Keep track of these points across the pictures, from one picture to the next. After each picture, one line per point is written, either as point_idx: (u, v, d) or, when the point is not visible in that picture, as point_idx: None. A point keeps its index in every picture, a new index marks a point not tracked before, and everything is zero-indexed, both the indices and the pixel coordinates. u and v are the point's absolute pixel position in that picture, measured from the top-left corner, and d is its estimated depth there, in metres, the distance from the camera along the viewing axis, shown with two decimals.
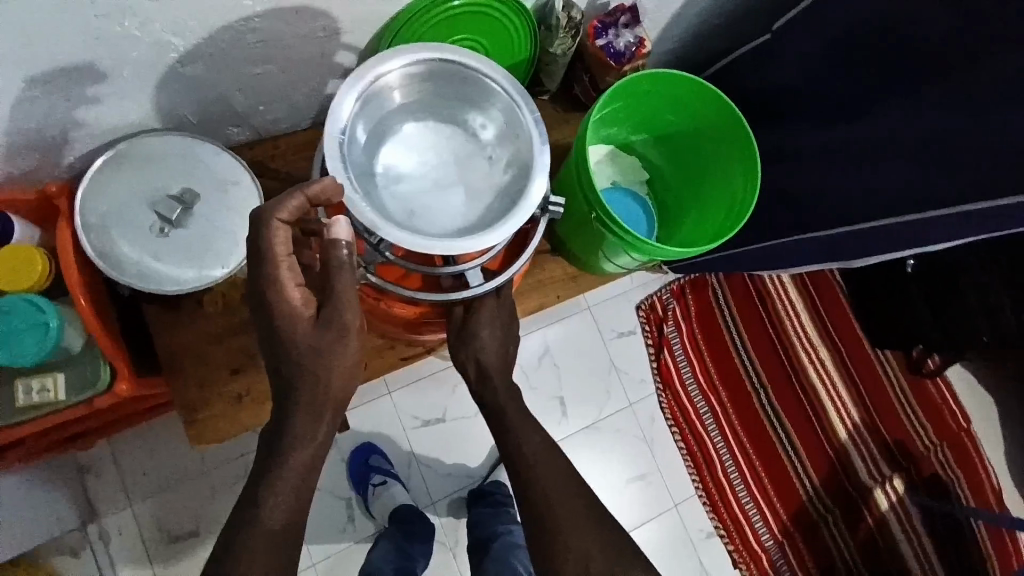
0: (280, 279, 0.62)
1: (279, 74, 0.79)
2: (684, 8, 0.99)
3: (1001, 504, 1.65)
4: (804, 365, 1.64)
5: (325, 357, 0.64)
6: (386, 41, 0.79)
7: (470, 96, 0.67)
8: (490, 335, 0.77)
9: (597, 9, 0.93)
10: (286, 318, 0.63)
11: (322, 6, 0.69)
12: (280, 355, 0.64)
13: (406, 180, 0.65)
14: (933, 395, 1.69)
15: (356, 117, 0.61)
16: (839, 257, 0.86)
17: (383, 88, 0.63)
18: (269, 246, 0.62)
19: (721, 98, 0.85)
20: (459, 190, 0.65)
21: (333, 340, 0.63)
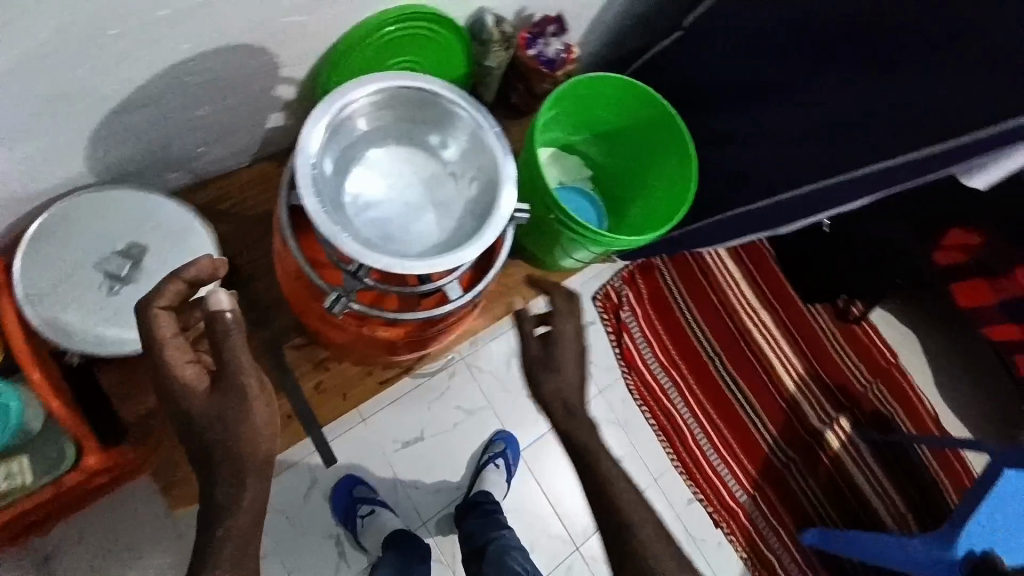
0: (165, 357, 0.62)
1: (217, 112, 0.77)
2: (602, 12, 1.05)
3: (937, 428, 1.84)
4: (750, 330, 1.77)
5: (240, 421, 0.62)
6: (326, 71, 0.79)
7: (431, 117, 0.68)
8: (570, 354, 0.83)
9: (524, 21, 0.96)
10: (181, 387, 0.62)
11: (260, 43, 0.69)
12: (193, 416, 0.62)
13: (377, 205, 0.67)
14: (862, 338, 1.87)
15: (323, 151, 0.62)
16: (771, 225, 0.95)
17: (347, 117, 0.64)
18: (152, 332, 0.62)
19: (649, 92, 0.91)
20: (428, 211, 0.68)
21: (237, 403, 0.62)
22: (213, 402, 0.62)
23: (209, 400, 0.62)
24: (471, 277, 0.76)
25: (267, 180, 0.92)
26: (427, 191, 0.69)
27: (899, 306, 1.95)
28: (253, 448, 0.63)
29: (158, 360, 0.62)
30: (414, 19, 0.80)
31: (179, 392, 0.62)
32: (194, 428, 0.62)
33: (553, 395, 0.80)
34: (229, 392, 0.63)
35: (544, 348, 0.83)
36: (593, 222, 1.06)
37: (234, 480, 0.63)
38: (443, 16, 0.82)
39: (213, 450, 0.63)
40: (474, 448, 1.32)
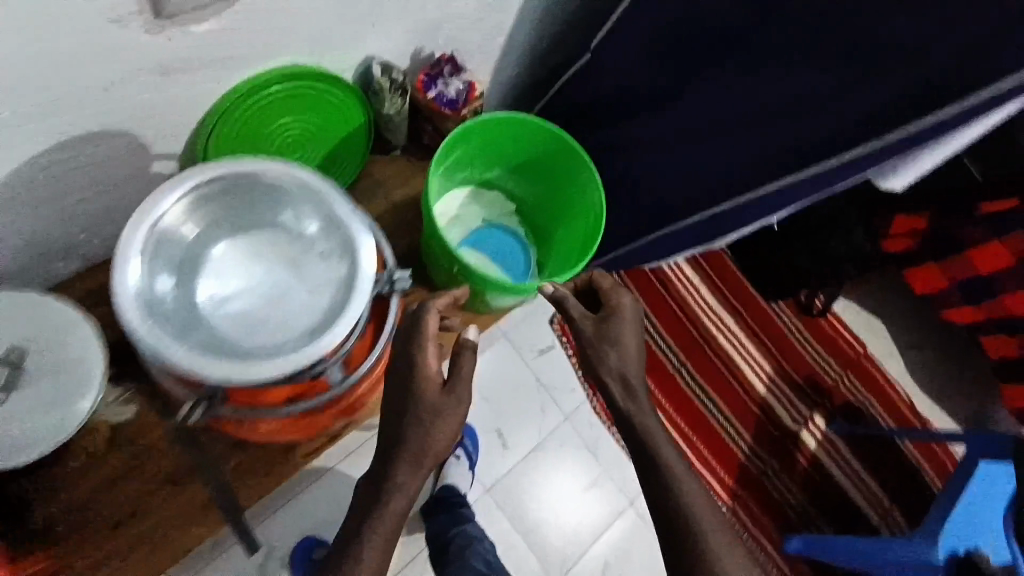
0: (426, 355, 0.77)
1: (89, 197, 0.72)
2: (507, 40, 1.03)
3: (915, 413, 1.82)
4: (714, 334, 1.75)
5: (439, 417, 0.76)
6: (203, 140, 0.74)
7: (269, 194, 0.65)
8: (627, 327, 0.76)
9: (423, 61, 0.93)
10: (423, 384, 0.76)
11: (117, 125, 0.65)
12: (396, 417, 0.77)
13: (237, 300, 0.63)
14: (827, 329, 1.86)
15: (152, 272, 0.59)
16: (710, 239, 0.91)
17: (170, 226, 0.61)
18: (422, 330, 0.79)
19: (543, 125, 0.89)
20: (296, 289, 0.64)
21: (454, 406, 0.76)
22: (439, 403, 0.76)
23: (438, 398, 0.76)
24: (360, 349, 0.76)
25: None
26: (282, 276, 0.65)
27: (863, 293, 1.92)
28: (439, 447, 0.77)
29: (415, 348, 0.78)
30: (295, 81, 0.77)
31: (421, 385, 0.76)
32: (416, 408, 0.76)
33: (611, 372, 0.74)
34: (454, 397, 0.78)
35: (597, 325, 0.76)
36: (514, 260, 1.04)
37: (411, 474, 0.76)
38: (327, 74, 0.79)
39: (397, 447, 0.76)
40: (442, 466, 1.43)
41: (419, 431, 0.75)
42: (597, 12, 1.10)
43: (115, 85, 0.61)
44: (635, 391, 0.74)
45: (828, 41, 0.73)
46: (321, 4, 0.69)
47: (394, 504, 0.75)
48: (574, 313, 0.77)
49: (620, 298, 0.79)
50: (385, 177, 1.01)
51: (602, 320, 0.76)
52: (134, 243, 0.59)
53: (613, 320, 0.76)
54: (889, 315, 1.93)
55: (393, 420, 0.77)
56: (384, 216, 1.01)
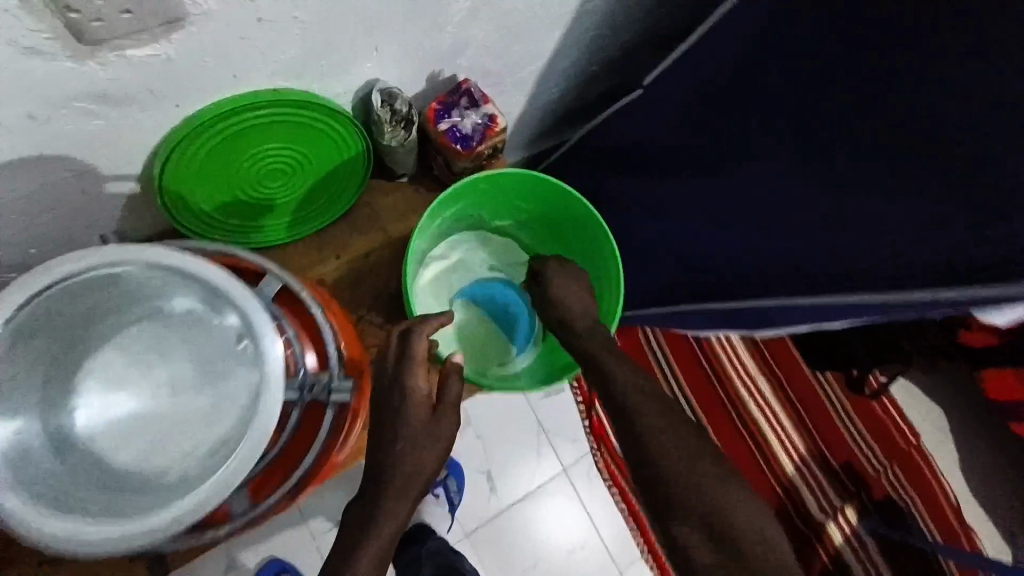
0: (415, 375, 0.66)
1: (31, 220, 0.63)
2: (547, 66, 0.89)
3: (962, 522, 1.61)
4: (744, 399, 1.57)
5: (431, 441, 0.64)
6: (159, 166, 0.64)
7: (135, 287, 0.54)
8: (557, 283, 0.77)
9: (440, 86, 0.80)
10: (411, 406, 0.65)
11: (53, 151, 0.56)
12: (383, 439, 0.64)
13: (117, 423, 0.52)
14: (878, 413, 1.64)
15: None
16: (740, 325, 0.79)
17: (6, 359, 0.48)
18: (411, 352, 0.68)
19: (562, 186, 0.78)
20: (190, 392, 0.53)
21: (447, 433, 0.65)
22: (430, 426, 0.65)
23: (429, 422, 0.65)
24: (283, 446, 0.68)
25: None
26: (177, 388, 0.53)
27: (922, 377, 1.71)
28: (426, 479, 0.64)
29: (400, 375, 0.67)
30: (273, 106, 0.65)
31: (409, 410, 0.65)
32: (402, 434, 0.63)
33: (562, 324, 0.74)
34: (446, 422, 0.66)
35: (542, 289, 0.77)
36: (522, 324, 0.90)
37: (399, 498, 0.61)
38: (313, 99, 0.66)
39: (383, 471, 0.62)
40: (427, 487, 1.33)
41: (405, 452, 0.63)
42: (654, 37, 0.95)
43: (39, 114, 0.51)
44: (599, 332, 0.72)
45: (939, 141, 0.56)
46: (301, 28, 0.57)
47: (380, 539, 0.60)
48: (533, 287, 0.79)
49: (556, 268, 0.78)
50: (385, 211, 0.87)
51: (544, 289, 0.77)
52: None
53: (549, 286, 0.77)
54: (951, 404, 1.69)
55: (379, 441, 0.64)
56: (379, 259, 0.85)
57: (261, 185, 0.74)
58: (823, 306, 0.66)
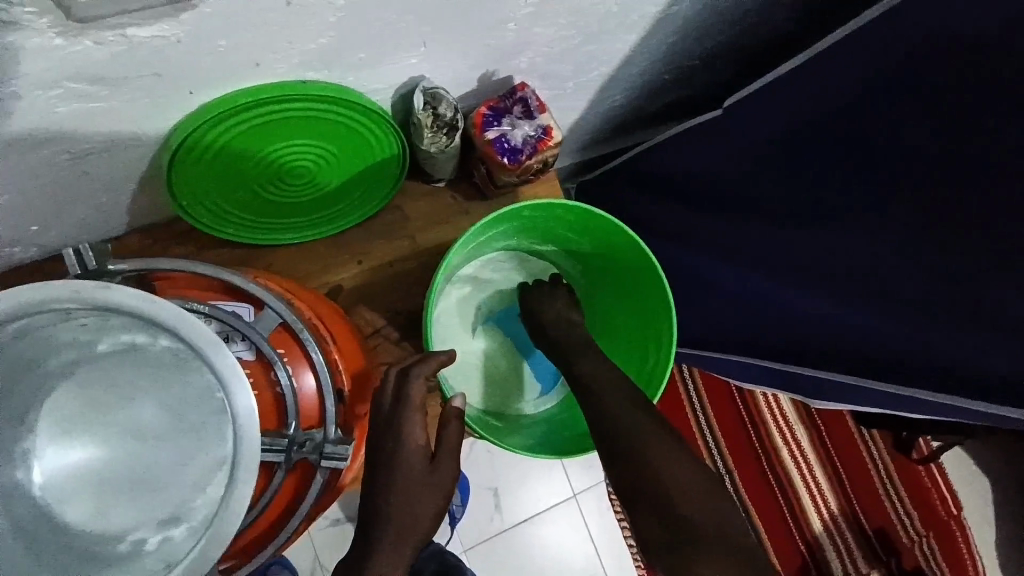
0: (411, 420, 0.58)
1: (26, 197, 0.57)
2: (616, 70, 0.77)
3: None
4: (776, 446, 1.46)
5: (426, 497, 0.57)
6: (169, 154, 0.57)
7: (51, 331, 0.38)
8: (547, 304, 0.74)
9: (491, 86, 0.70)
10: (406, 455, 0.57)
11: (48, 131, 0.50)
12: (371, 492, 0.56)
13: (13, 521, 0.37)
14: (922, 480, 1.50)
15: None
16: (798, 390, 0.77)
17: None
18: (408, 397, 0.60)
19: (616, 224, 0.68)
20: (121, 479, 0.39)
21: (445, 487, 0.58)
22: (427, 478, 0.57)
23: (425, 475, 0.58)
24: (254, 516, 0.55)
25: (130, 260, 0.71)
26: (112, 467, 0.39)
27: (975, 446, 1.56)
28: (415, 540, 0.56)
29: (394, 421, 0.59)
30: (300, 99, 0.56)
31: (403, 465, 0.57)
32: (395, 490, 0.56)
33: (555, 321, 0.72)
34: (444, 470, 0.59)
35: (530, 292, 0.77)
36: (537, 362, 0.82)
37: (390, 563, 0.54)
38: (345, 95, 0.58)
39: (371, 526, 0.55)
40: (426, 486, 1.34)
41: (398, 506, 0.56)
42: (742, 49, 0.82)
43: (27, 90, 0.44)
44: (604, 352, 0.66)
45: None
46: (337, 16, 0.48)
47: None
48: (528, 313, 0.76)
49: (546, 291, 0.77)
50: (415, 217, 0.79)
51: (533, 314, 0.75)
52: None
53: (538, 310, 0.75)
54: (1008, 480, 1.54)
55: (367, 493, 0.56)
56: (403, 271, 0.78)
57: (282, 181, 0.67)
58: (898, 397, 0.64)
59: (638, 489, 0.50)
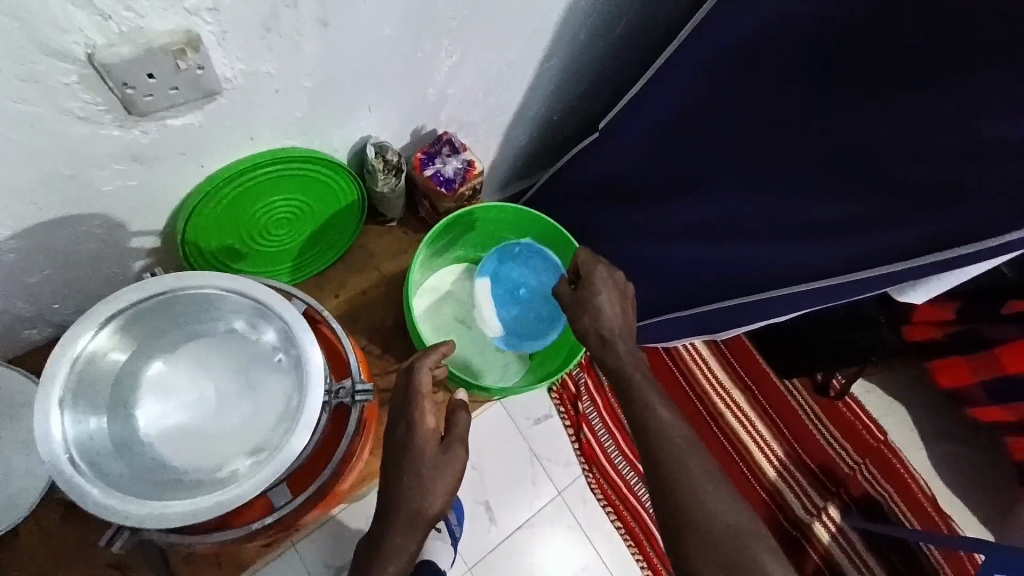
0: (422, 409, 0.71)
1: (61, 273, 0.71)
2: (513, 114, 1.01)
3: (948, 519, 1.63)
4: (720, 410, 1.68)
5: (438, 474, 0.68)
6: (183, 222, 0.73)
7: (200, 310, 0.63)
8: (608, 297, 0.80)
9: (422, 138, 0.91)
10: (420, 439, 0.70)
11: (88, 209, 0.64)
12: (391, 473, 0.69)
13: (173, 421, 0.61)
14: (846, 414, 1.71)
15: (78, 413, 0.56)
16: (708, 329, 0.94)
17: (94, 359, 0.58)
18: (417, 390, 0.72)
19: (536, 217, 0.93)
20: (238, 403, 0.62)
21: (454, 464, 0.69)
22: (438, 458, 0.69)
23: (436, 456, 0.69)
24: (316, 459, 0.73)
25: None
26: (225, 396, 0.63)
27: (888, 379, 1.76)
28: (430, 511, 0.68)
29: (409, 410, 0.71)
30: (282, 162, 0.74)
31: (417, 445, 0.69)
32: (410, 467, 0.68)
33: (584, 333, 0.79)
34: (452, 450, 0.70)
35: (574, 293, 0.81)
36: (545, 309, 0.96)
37: (404, 537, 0.67)
38: (319, 156, 0.77)
39: (394, 506, 0.68)
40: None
41: (415, 491, 0.68)
42: (602, 81, 1.08)
43: (82, 175, 0.60)
44: (629, 352, 0.78)
45: None
46: (307, 94, 0.68)
47: (396, 567, 0.67)
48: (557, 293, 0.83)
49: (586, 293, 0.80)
50: (380, 253, 0.97)
51: (578, 290, 0.81)
52: (55, 389, 0.55)
53: (595, 289, 0.80)
54: (927, 402, 1.75)
55: (389, 481, 0.69)
56: (375, 296, 0.95)
57: (268, 232, 0.82)
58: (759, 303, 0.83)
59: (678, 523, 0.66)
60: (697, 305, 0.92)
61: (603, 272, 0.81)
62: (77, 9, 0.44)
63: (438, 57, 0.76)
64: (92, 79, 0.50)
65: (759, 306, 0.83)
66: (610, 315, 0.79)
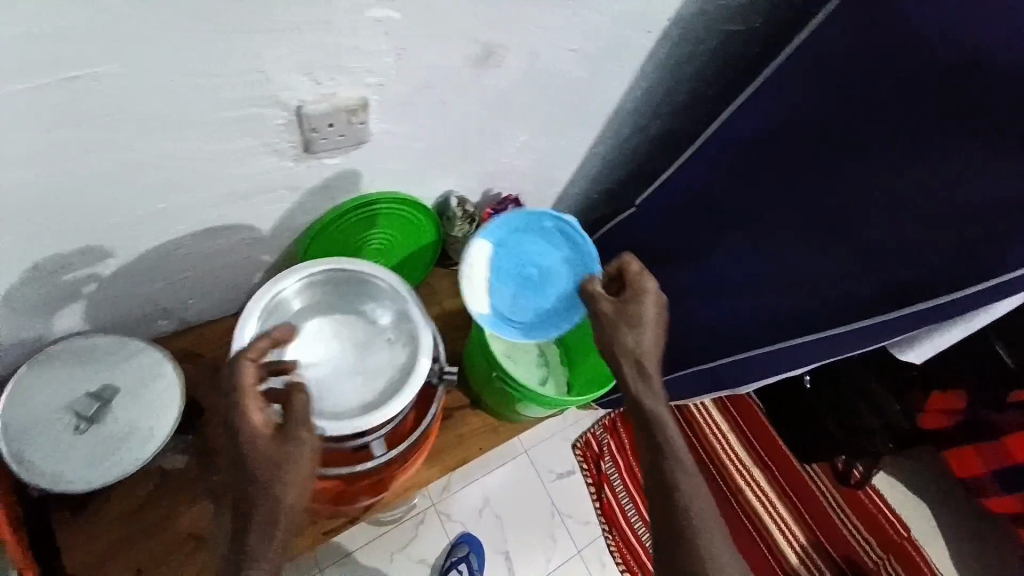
0: (245, 406, 0.60)
1: (204, 275, 0.88)
2: (564, 189, 1.21)
3: None
4: (740, 486, 1.60)
5: (282, 469, 0.59)
6: (304, 243, 0.91)
7: (359, 289, 0.80)
8: (653, 315, 0.75)
9: (491, 198, 1.11)
10: (252, 442, 0.60)
11: (246, 223, 0.82)
12: (239, 481, 0.60)
13: (312, 365, 0.75)
14: (867, 504, 1.62)
15: (261, 329, 0.72)
16: (724, 386, 1.06)
17: (283, 297, 0.75)
18: (239, 386, 0.61)
19: None
20: (358, 369, 0.76)
21: (302, 453, 0.60)
22: (280, 452, 0.60)
23: (275, 451, 0.60)
24: (401, 430, 0.84)
25: None
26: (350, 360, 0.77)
27: (913, 476, 1.70)
28: (282, 506, 0.60)
29: (230, 410, 0.61)
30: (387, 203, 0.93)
31: (249, 447, 0.59)
32: (248, 471, 0.59)
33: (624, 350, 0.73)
34: (296, 440, 0.61)
35: (617, 306, 0.76)
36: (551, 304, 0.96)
37: (267, 540, 0.60)
38: (414, 201, 0.97)
39: (249, 512, 0.60)
40: (438, 554, 1.44)
41: (264, 493, 0.59)
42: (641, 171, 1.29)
43: (257, 195, 0.77)
44: (651, 384, 0.74)
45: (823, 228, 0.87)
46: (417, 154, 0.88)
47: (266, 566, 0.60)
48: (594, 295, 0.78)
49: (624, 309, 0.76)
50: (442, 289, 1.14)
51: (625, 302, 0.76)
52: (255, 308, 0.72)
53: (641, 304, 0.75)
54: (962, 511, 1.67)
55: (240, 490, 0.60)
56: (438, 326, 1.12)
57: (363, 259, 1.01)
58: (774, 353, 0.95)
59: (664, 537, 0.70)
60: (710, 361, 1.06)
61: (653, 289, 0.76)
62: (298, 75, 0.64)
63: (513, 136, 0.97)
64: (294, 123, 0.69)
65: (773, 359, 0.96)
66: (649, 334, 0.74)
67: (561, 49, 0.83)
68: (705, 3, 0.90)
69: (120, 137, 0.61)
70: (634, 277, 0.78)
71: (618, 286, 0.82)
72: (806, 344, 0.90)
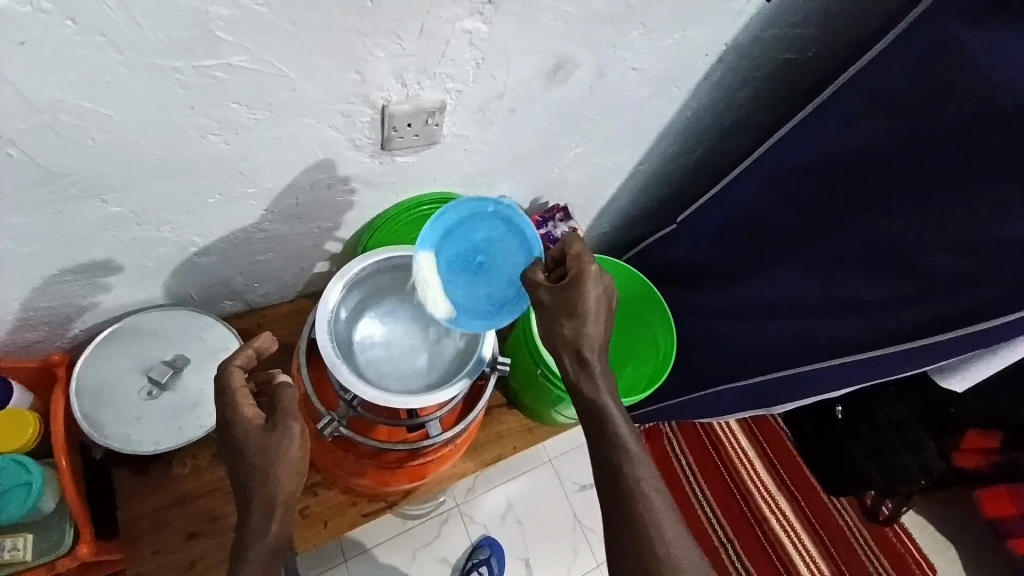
0: (235, 404, 0.64)
1: (273, 259, 0.93)
2: (609, 203, 1.25)
3: None
4: (766, 515, 1.48)
5: (272, 455, 0.61)
6: (366, 235, 0.96)
7: None
8: (596, 303, 0.69)
9: (539, 206, 1.15)
10: (243, 436, 0.62)
11: (319, 211, 0.87)
12: (239, 472, 0.62)
13: (379, 343, 0.81)
14: (895, 543, 1.52)
15: (340, 301, 0.78)
16: (763, 403, 1.04)
17: (362, 276, 0.80)
18: (227, 389, 0.65)
19: (633, 273, 1.14)
20: (420, 353, 0.81)
21: (288, 440, 0.62)
22: (268, 440, 0.62)
23: (263, 439, 0.62)
24: (453, 417, 0.86)
25: (300, 313, 1.06)
26: (413, 344, 0.82)
27: (947, 519, 1.64)
28: (279, 489, 0.62)
29: (222, 411, 0.64)
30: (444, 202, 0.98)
31: (241, 440, 0.62)
32: (242, 459, 0.62)
33: (564, 342, 0.69)
34: (282, 428, 0.63)
35: (555, 294, 0.70)
36: (505, 292, 0.79)
37: (264, 525, 0.61)
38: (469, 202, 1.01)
39: (248, 499, 0.62)
40: (459, 554, 1.45)
41: (259, 479, 0.61)
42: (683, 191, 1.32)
43: (334, 184, 0.83)
44: (598, 375, 0.70)
45: (872, 251, 0.89)
46: (479, 158, 0.92)
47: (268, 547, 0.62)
48: (535, 283, 0.72)
49: (560, 296, 0.70)
50: None
51: (561, 287, 0.70)
52: (338, 282, 0.77)
53: (578, 292, 0.69)
54: (993, 560, 1.62)
55: (238, 479, 0.63)
56: None
57: None
58: (817, 370, 0.94)
59: (619, 534, 0.66)
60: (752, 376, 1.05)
61: (593, 273, 0.69)
62: (392, 78, 0.70)
63: (568, 149, 1.01)
64: (377, 121, 0.75)
65: (817, 376, 0.95)
66: (590, 325, 0.68)
67: (625, 67, 0.87)
68: (764, 30, 0.94)
69: (228, 119, 0.66)
70: (573, 259, 0.71)
71: (562, 270, 0.74)
72: (854, 361, 0.90)
